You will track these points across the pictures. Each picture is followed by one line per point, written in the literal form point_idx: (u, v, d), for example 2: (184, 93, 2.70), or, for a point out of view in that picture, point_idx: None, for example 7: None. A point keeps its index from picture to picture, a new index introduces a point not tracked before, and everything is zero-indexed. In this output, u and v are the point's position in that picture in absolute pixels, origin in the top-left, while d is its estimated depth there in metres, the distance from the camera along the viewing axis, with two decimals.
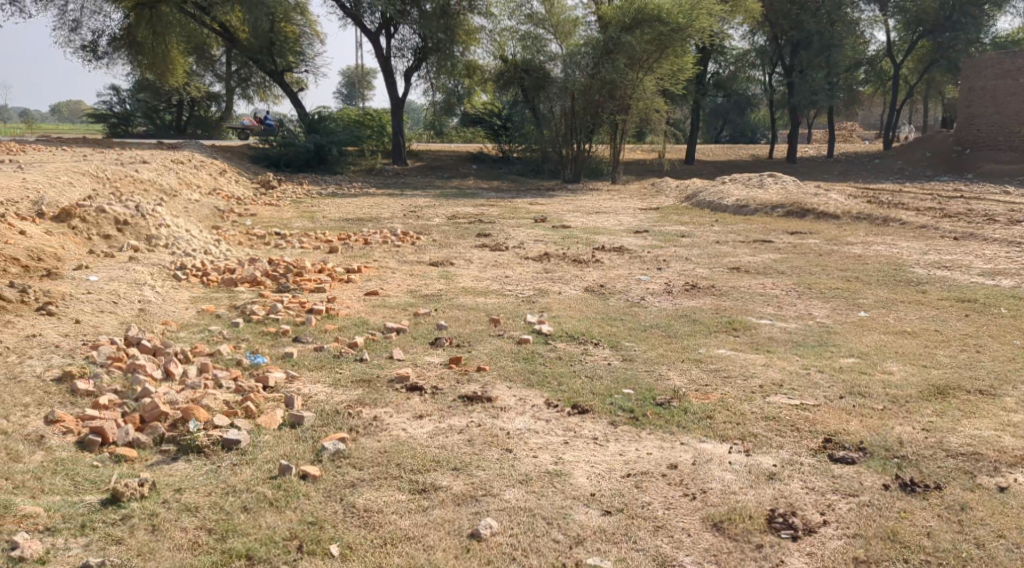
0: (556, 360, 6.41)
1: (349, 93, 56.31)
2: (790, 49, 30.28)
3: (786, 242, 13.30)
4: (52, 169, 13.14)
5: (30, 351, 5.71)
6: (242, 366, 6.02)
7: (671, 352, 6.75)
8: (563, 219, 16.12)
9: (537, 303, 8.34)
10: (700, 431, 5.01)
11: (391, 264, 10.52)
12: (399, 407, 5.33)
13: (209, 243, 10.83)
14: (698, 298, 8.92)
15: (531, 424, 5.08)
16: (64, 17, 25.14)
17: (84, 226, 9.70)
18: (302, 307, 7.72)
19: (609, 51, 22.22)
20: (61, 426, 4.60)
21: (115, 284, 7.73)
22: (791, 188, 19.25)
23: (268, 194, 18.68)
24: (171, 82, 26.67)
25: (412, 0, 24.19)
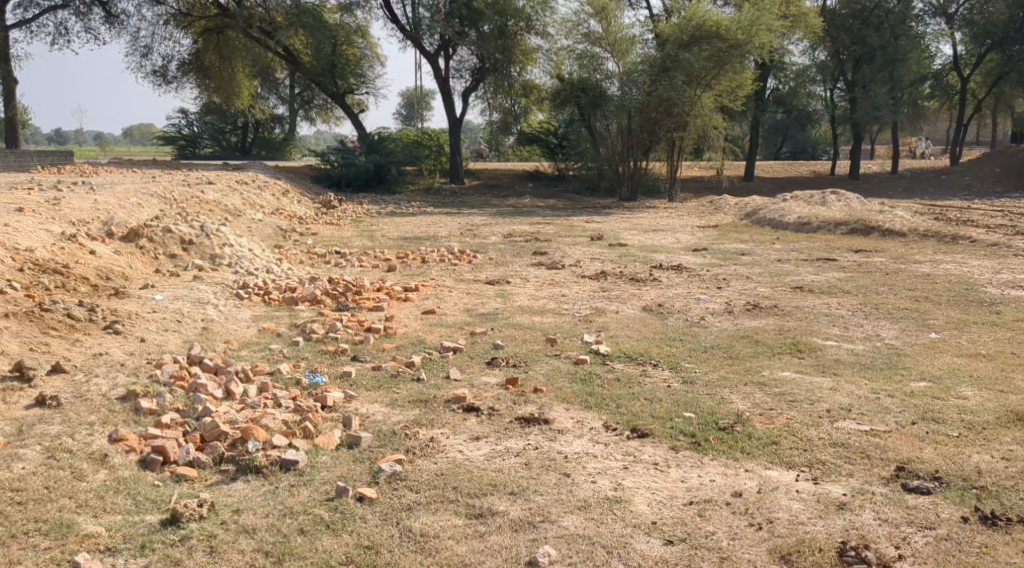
0: (614, 382, 6.30)
1: (408, 114, 57.08)
2: (853, 64, 29.79)
3: (851, 261, 12.98)
4: (122, 191, 13.50)
5: (96, 370, 5.80)
6: (301, 385, 6.04)
7: (733, 374, 6.58)
8: (621, 237, 15.99)
9: (594, 323, 8.23)
10: (765, 457, 4.85)
11: (449, 282, 10.52)
12: (456, 428, 5.28)
13: (271, 262, 10.97)
14: (760, 318, 8.74)
15: (590, 448, 4.98)
16: (135, 43, 25.96)
17: (151, 246, 9.92)
18: (361, 326, 7.75)
19: (666, 68, 22.12)
20: (124, 445, 4.65)
21: (180, 303, 7.86)
22: (855, 205, 18.83)
23: (329, 214, 18.92)
24: (236, 105, 27.30)
25: (470, 21, 24.41)
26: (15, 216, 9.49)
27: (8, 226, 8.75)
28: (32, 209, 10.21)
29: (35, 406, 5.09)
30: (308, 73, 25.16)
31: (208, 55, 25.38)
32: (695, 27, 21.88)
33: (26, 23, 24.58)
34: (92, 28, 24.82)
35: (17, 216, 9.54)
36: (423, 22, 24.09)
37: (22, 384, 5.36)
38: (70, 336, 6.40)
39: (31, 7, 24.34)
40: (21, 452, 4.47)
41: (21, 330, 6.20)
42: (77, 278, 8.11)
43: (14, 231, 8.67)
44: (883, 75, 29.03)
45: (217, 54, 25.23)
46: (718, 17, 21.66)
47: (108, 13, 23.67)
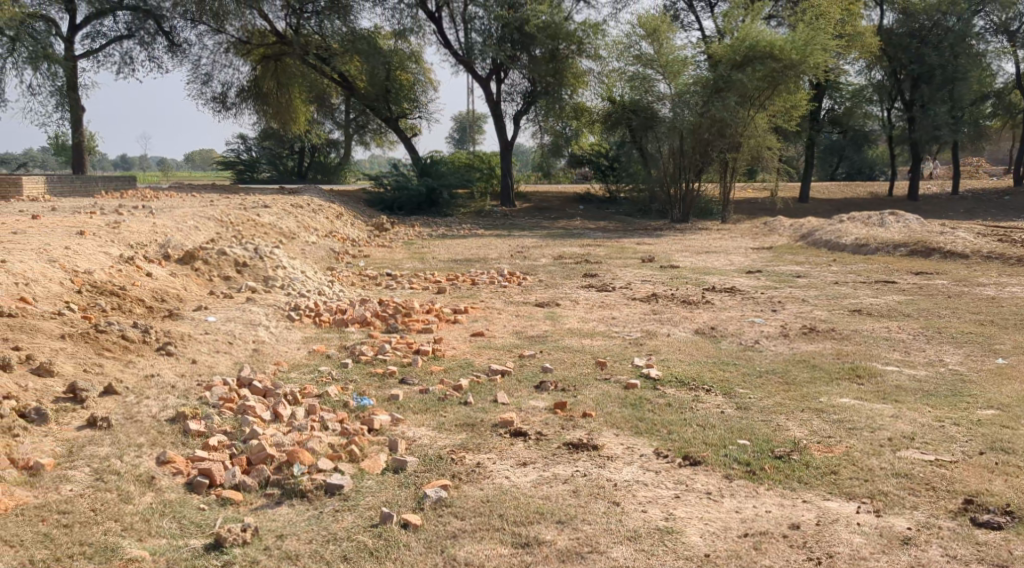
0: (665, 407, 6.15)
1: (460, 137, 57.58)
2: (911, 83, 29.26)
3: (911, 283, 12.61)
4: (180, 214, 13.76)
5: (147, 392, 5.84)
6: (349, 408, 6.00)
7: (789, 400, 6.37)
8: (672, 259, 15.81)
9: (645, 346, 8.08)
10: (823, 487, 4.67)
11: (498, 304, 10.47)
12: (503, 453, 5.19)
13: (323, 284, 11.04)
14: (817, 342, 8.51)
15: (640, 475, 4.85)
16: (196, 71, 26.62)
17: (206, 268, 10.05)
18: (409, 348, 7.72)
19: (719, 88, 21.93)
20: (172, 468, 4.66)
21: (232, 325, 7.92)
22: (915, 226, 18.36)
23: (381, 236, 19.05)
24: (293, 130, 27.78)
25: (522, 45, 24.54)
26: (75, 239, 9.70)
27: (68, 249, 8.93)
28: (93, 232, 10.43)
29: (86, 427, 5.14)
30: (362, 98, 25.48)
31: (265, 81, 25.90)
32: (749, 47, 21.65)
33: (93, 53, 25.36)
34: (155, 57, 25.52)
35: (78, 239, 9.75)
36: (476, 46, 24.28)
37: (75, 405, 5.41)
38: (124, 357, 6.46)
39: (98, 37, 25.12)
40: (71, 474, 4.49)
41: (76, 351, 6.28)
42: (132, 300, 8.23)
43: (74, 253, 8.85)
44: (943, 94, 28.66)
45: (274, 81, 25.73)
46: (772, 37, 21.44)
47: (171, 42, 24.31)
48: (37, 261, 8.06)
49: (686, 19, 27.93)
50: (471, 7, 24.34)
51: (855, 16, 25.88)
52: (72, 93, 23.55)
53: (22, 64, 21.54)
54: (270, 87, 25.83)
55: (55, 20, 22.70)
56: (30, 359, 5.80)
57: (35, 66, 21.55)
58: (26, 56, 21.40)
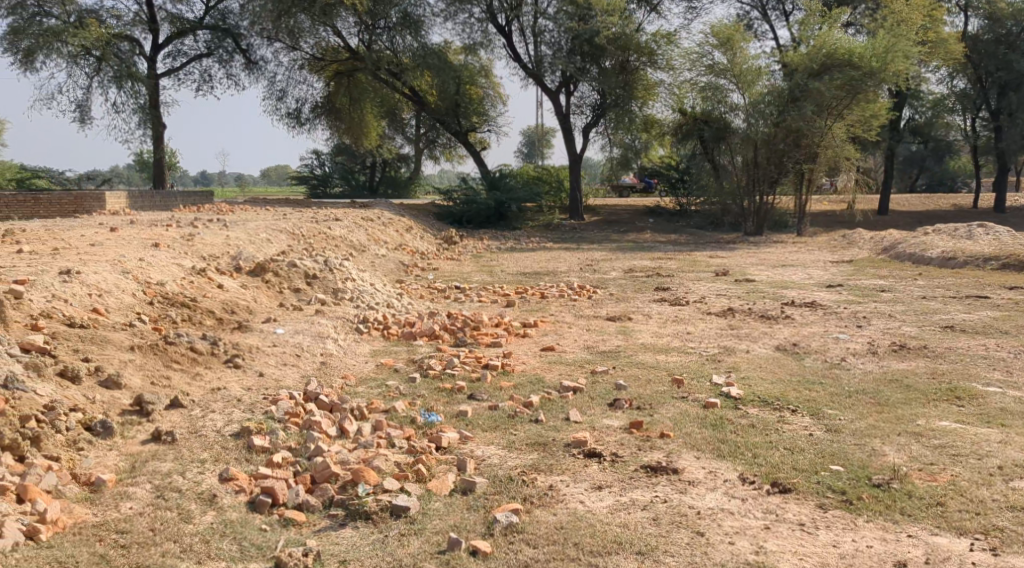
0: (749, 428, 5.78)
1: (529, 152, 57.65)
2: (997, 91, 28.05)
3: (1006, 299, 11.90)
4: (254, 227, 13.86)
5: (213, 406, 5.72)
6: (416, 424, 5.80)
7: (884, 424, 5.94)
8: (747, 273, 15.29)
9: (723, 363, 7.71)
10: (929, 520, 4.29)
11: (569, 318, 10.21)
12: (577, 475, 4.91)
13: (392, 297, 10.92)
14: (909, 360, 8.01)
15: (725, 502, 4.51)
16: (272, 88, 27.08)
17: (276, 280, 10.04)
18: (478, 363, 7.51)
19: (795, 98, 21.41)
20: (234, 485, 4.52)
21: (300, 337, 7.82)
22: (1006, 238, 17.47)
23: (450, 249, 18.95)
24: (364, 145, 27.98)
25: (592, 57, 24.31)
26: (150, 251, 9.77)
27: (143, 261, 8.98)
28: (168, 245, 10.52)
29: (151, 441, 5.04)
30: (432, 112, 25.54)
31: (338, 97, 26.20)
32: (826, 55, 21.19)
33: (174, 71, 26.02)
34: (233, 75, 26.05)
35: (153, 251, 9.83)
36: (545, 59, 24.19)
37: (141, 418, 5.32)
38: (191, 369, 6.38)
39: (179, 56, 25.76)
40: (131, 491, 4.37)
41: (145, 363, 6.21)
42: (203, 311, 8.19)
43: (148, 265, 8.89)
44: None
45: (347, 96, 26.06)
46: (851, 45, 20.94)
47: (248, 60, 24.78)
48: (112, 273, 8.10)
49: (760, 28, 27.31)
50: (541, 20, 24.28)
51: (938, 21, 24.81)
52: (154, 110, 24.16)
53: (107, 83, 22.16)
54: (343, 103, 26.10)
55: (139, 40, 23.34)
56: (98, 370, 5.73)
57: (120, 85, 22.16)
58: (111, 75, 22.02)
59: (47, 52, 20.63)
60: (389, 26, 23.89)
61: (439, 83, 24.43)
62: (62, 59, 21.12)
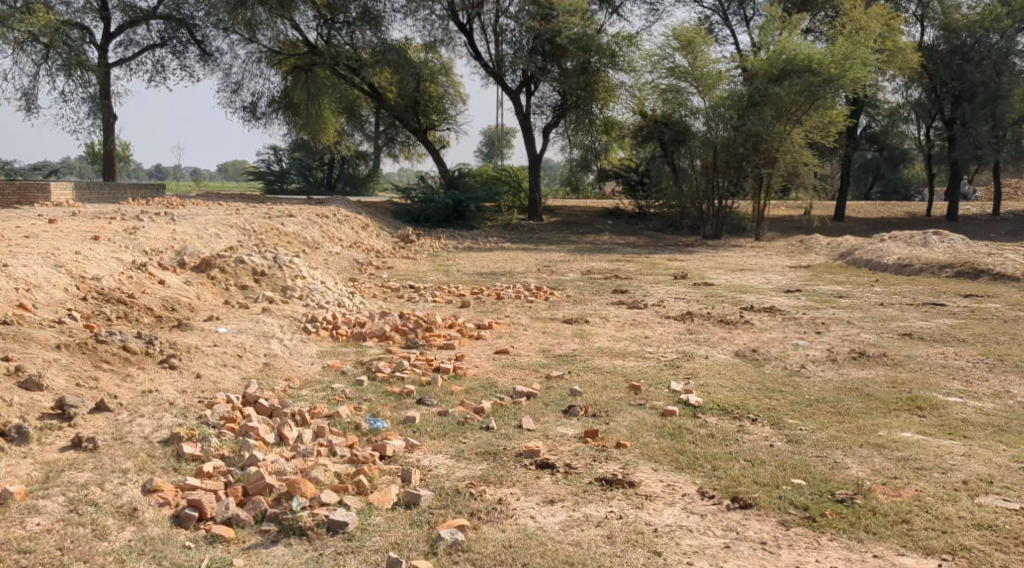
0: (707, 438, 5.58)
1: (488, 152, 57.32)
2: (951, 101, 28.42)
3: (962, 306, 11.90)
4: (203, 221, 13.41)
5: (142, 409, 5.35)
6: (361, 431, 5.50)
7: (845, 434, 5.77)
8: (705, 276, 15.21)
9: (681, 369, 7.51)
10: (894, 539, 4.13)
11: (525, 320, 9.96)
12: (528, 487, 4.65)
13: (343, 295, 10.59)
14: (869, 368, 7.89)
15: (683, 519, 4.30)
16: (227, 80, 26.44)
17: (223, 277, 9.63)
18: (429, 365, 7.22)
19: (755, 102, 21.35)
20: (158, 497, 4.19)
21: (243, 337, 7.45)
22: (961, 247, 17.61)
23: (406, 248, 18.58)
24: (322, 141, 27.43)
25: (553, 57, 24.08)
26: (88, 244, 9.33)
27: (78, 254, 8.53)
28: (108, 238, 10.06)
29: (70, 448, 4.68)
30: (391, 109, 25.08)
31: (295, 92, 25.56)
32: (787, 61, 21.17)
33: (125, 61, 25.27)
34: (187, 66, 25.41)
35: (91, 245, 9.37)
36: (507, 58, 23.93)
37: (62, 423, 4.95)
38: (122, 370, 6.00)
39: (131, 46, 25.05)
40: (41, 505, 4.01)
41: (71, 363, 5.82)
42: (140, 308, 7.79)
43: (84, 259, 8.44)
44: (984, 113, 27.78)
45: (305, 91, 25.35)
46: (810, 51, 20.92)
47: (203, 52, 24.18)
48: (43, 267, 7.65)
49: (721, 33, 27.32)
50: (502, 20, 24.02)
51: (895, 31, 24.96)
52: (104, 100, 23.44)
53: (55, 71, 21.40)
54: (300, 98, 25.50)
55: (90, 29, 22.62)
56: (18, 371, 5.33)
57: (68, 73, 21.43)
58: (59, 63, 21.28)
59: None
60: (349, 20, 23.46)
61: (398, 79, 24.02)
62: (7, 45, 20.36)
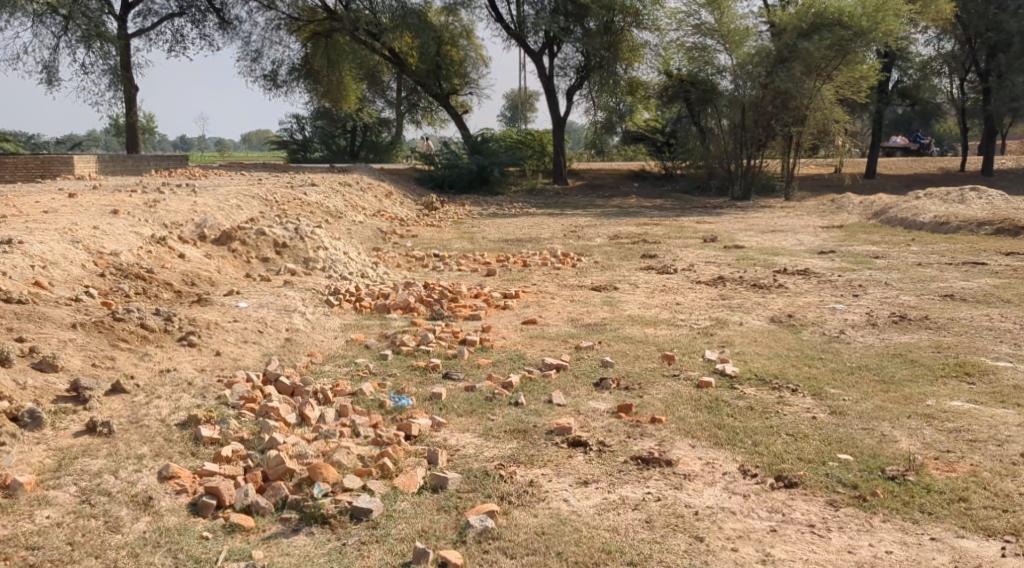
0: (746, 410, 5.33)
1: (512, 116, 56.90)
2: (986, 52, 27.54)
3: (1004, 265, 11.47)
4: (225, 193, 13.23)
5: (160, 391, 5.19)
6: (385, 409, 5.30)
7: (892, 404, 5.50)
8: (735, 239, 14.84)
9: (716, 337, 7.24)
10: (953, 520, 3.87)
11: (552, 288, 9.69)
12: (560, 468, 4.43)
13: (367, 266, 10.38)
14: (911, 333, 7.56)
15: (725, 500, 4.08)
16: (247, 48, 26.17)
17: (244, 249, 9.45)
18: (455, 338, 7.01)
19: (784, 58, 20.74)
20: (175, 485, 4.03)
21: (264, 311, 7.27)
22: (999, 203, 17.05)
23: (430, 216, 18.33)
24: (344, 108, 27.13)
25: (576, 17, 23.57)
26: (107, 218, 9.17)
27: (97, 229, 8.37)
28: (128, 211, 9.91)
29: (85, 433, 4.52)
30: (412, 74, 24.67)
31: (315, 59, 25.21)
32: (816, 15, 20.46)
33: (145, 31, 25.07)
34: (207, 35, 25.17)
35: (110, 219, 9.21)
36: (529, 19, 23.45)
37: (77, 406, 4.79)
38: (140, 349, 5.84)
39: (150, 16, 24.83)
40: (52, 495, 3.86)
41: (87, 342, 5.65)
42: (160, 284, 7.64)
43: (102, 234, 8.28)
44: (1021, 63, 26.82)
45: (325, 58, 25.05)
46: (842, 3, 20.15)
47: (222, 20, 23.91)
48: (60, 242, 7.50)
49: None
50: None
51: None
52: (125, 71, 23.28)
53: (75, 43, 21.22)
54: (320, 65, 25.21)
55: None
56: (33, 352, 5.19)
57: (88, 44, 21.22)
58: (79, 35, 21.06)
59: (11, 10, 19.70)
60: None
61: (418, 43, 23.60)
62: (26, 18, 20.22)
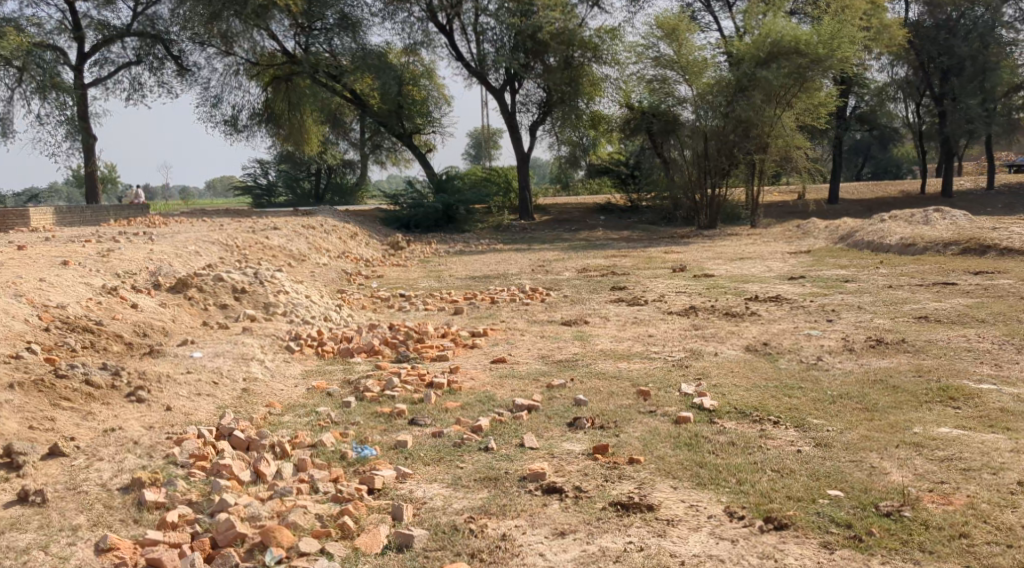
0: (728, 447, 5.06)
1: (477, 153, 57.00)
2: (939, 76, 27.98)
3: (974, 284, 11.42)
4: (183, 240, 12.88)
5: (102, 452, 4.83)
6: (347, 461, 4.97)
7: (879, 433, 5.27)
8: (704, 268, 14.71)
9: (691, 369, 7.00)
10: (956, 559, 3.66)
11: (521, 324, 9.43)
12: (534, 517, 4.14)
13: (330, 309, 10.06)
14: (890, 357, 7.38)
15: (712, 547, 3.82)
16: (206, 94, 25.85)
17: (201, 296, 9.08)
18: (422, 381, 6.69)
19: (743, 87, 20.87)
20: (113, 557, 3.71)
21: (220, 362, 6.91)
22: (963, 223, 17.13)
23: (397, 256, 18.06)
24: (307, 151, 26.85)
25: (536, 54, 23.59)
26: (55, 270, 8.78)
27: (42, 281, 7.98)
28: (79, 262, 9.52)
29: (16, 503, 4.18)
30: (374, 115, 24.41)
31: (276, 102, 24.94)
32: (773, 44, 20.65)
33: (101, 80, 24.70)
34: (166, 82, 24.84)
35: (59, 270, 8.82)
36: (489, 57, 23.37)
37: (8, 474, 4.43)
38: (84, 407, 5.48)
39: (106, 64, 24.48)
40: None
41: (25, 403, 5.26)
42: (109, 336, 7.26)
43: (48, 286, 7.89)
44: (974, 86, 27.34)
45: (286, 102, 24.78)
46: (796, 32, 20.42)
47: (180, 67, 23.61)
48: (2, 297, 7.12)
49: (704, 20, 26.84)
50: (482, 18, 23.40)
51: (880, 9, 24.60)
52: (82, 121, 22.87)
53: (29, 94, 20.80)
54: (281, 109, 24.95)
55: (63, 50, 21.99)
56: None
57: (44, 95, 20.83)
58: (33, 86, 20.63)
59: None
60: (326, 27, 23.13)
61: (380, 85, 23.44)
62: None
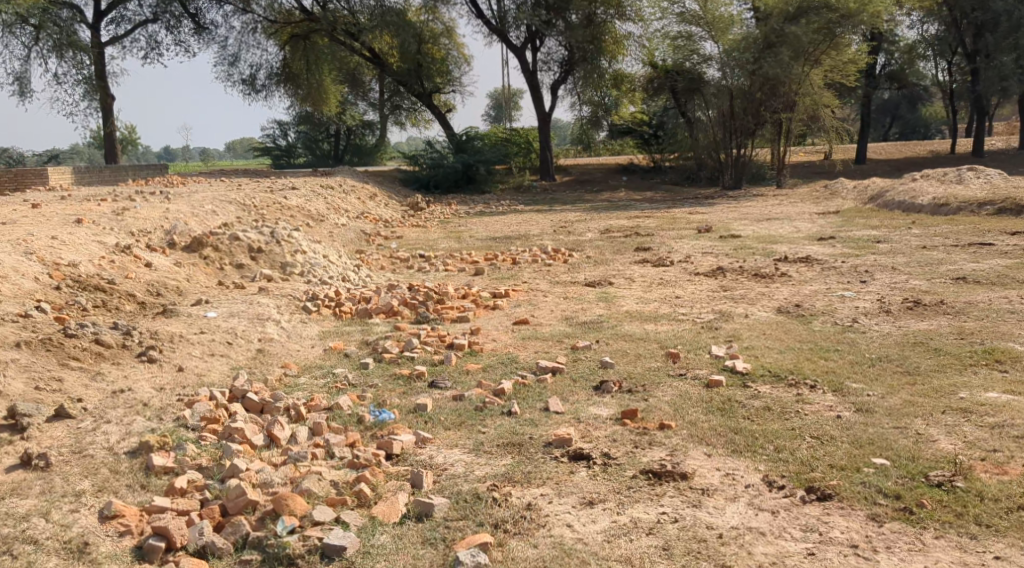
0: (763, 412, 4.81)
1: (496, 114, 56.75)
2: (973, 33, 27.04)
3: (1012, 245, 11.00)
4: (199, 199, 12.64)
5: (110, 414, 4.65)
6: (364, 425, 4.76)
7: (922, 398, 4.98)
8: (730, 228, 14.38)
9: (722, 331, 6.73)
10: (1016, 534, 3.39)
11: (543, 285, 9.16)
12: (560, 486, 3.91)
13: (348, 269, 9.83)
14: (929, 319, 7.06)
15: (751, 518, 3.59)
16: (224, 53, 25.53)
17: (216, 256, 8.87)
18: (442, 341, 6.47)
19: (771, 43, 20.24)
20: (118, 525, 3.54)
21: (234, 321, 6.71)
22: (998, 182, 16.62)
23: (416, 216, 17.79)
24: (326, 111, 26.49)
25: (559, 10, 22.99)
26: (69, 229, 8.59)
27: (55, 239, 7.79)
28: (92, 220, 9.31)
29: (19, 467, 4.02)
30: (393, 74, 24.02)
31: (294, 61, 24.55)
32: None
33: (118, 39, 24.41)
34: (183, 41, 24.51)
35: (72, 229, 8.62)
36: (510, 13, 22.84)
37: (12, 437, 4.26)
38: (94, 367, 5.30)
39: (123, 23, 24.17)
40: None
41: (32, 363, 5.09)
42: (121, 295, 7.09)
43: (61, 244, 7.70)
44: (1009, 42, 26.23)
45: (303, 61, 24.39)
46: None
47: (197, 25, 23.25)
48: (11, 255, 6.93)
49: None
50: None
51: None
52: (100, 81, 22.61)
53: (46, 53, 20.52)
54: (299, 68, 24.57)
55: (78, 7, 21.68)
56: None
57: (60, 54, 20.52)
58: (51, 44, 20.34)
59: None
60: None
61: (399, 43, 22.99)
62: None
